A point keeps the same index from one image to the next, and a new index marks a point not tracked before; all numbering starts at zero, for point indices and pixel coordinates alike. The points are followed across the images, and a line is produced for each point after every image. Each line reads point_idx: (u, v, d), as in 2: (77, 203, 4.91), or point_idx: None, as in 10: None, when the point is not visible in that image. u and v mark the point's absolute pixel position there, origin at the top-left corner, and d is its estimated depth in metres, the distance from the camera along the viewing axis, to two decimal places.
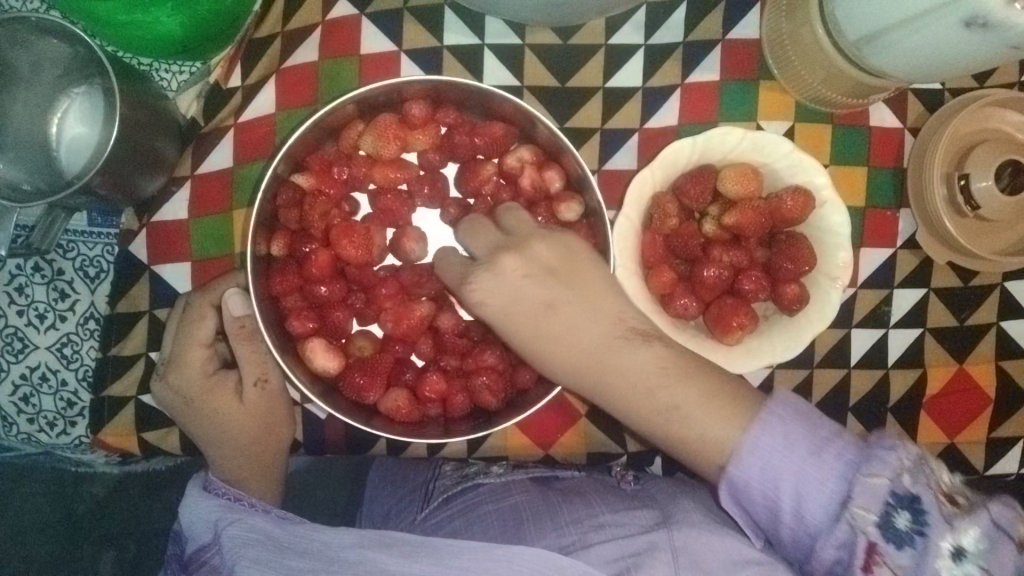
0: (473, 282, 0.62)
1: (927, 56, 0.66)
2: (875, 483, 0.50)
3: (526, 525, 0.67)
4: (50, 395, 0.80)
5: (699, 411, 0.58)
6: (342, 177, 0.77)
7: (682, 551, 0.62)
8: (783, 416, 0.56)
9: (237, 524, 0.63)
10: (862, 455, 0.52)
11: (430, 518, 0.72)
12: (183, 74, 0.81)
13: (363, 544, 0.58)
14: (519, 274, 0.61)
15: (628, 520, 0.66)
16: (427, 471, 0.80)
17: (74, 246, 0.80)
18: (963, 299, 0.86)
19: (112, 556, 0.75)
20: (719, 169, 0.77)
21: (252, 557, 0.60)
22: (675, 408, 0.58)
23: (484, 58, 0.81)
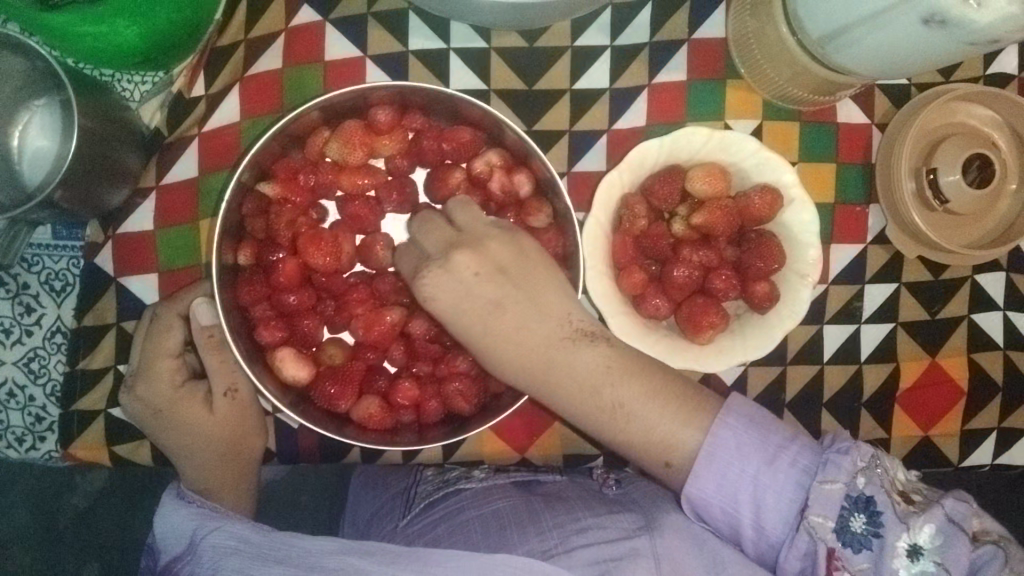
0: (424, 276, 0.62)
1: (889, 54, 0.66)
2: (833, 490, 0.59)
3: (508, 531, 0.66)
4: (18, 411, 0.79)
5: (652, 413, 0.60)
6: (309, 185, 0.76)
7: (664, 559, 0.62)
8: (738, 429, 0.60)
9: (218, 533, 0.64)
10: (817, 465, 0.60)
11: (413, 525, 0.72)
12: (144, 84, 0.79)
13: (343, 551, 0.59)
14: (470, 267, 0.61)
15: (610, 524, 0.65)
16: (409, 477, 0.80)
17: (39, 260, 0.79)
18: (933, 292, 0.86)
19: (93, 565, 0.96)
20: (687, 170, 0.77)
21: (233, 566, 0.61)
22: (622, 404, 0.60)
23: (450, 62, 0.80)
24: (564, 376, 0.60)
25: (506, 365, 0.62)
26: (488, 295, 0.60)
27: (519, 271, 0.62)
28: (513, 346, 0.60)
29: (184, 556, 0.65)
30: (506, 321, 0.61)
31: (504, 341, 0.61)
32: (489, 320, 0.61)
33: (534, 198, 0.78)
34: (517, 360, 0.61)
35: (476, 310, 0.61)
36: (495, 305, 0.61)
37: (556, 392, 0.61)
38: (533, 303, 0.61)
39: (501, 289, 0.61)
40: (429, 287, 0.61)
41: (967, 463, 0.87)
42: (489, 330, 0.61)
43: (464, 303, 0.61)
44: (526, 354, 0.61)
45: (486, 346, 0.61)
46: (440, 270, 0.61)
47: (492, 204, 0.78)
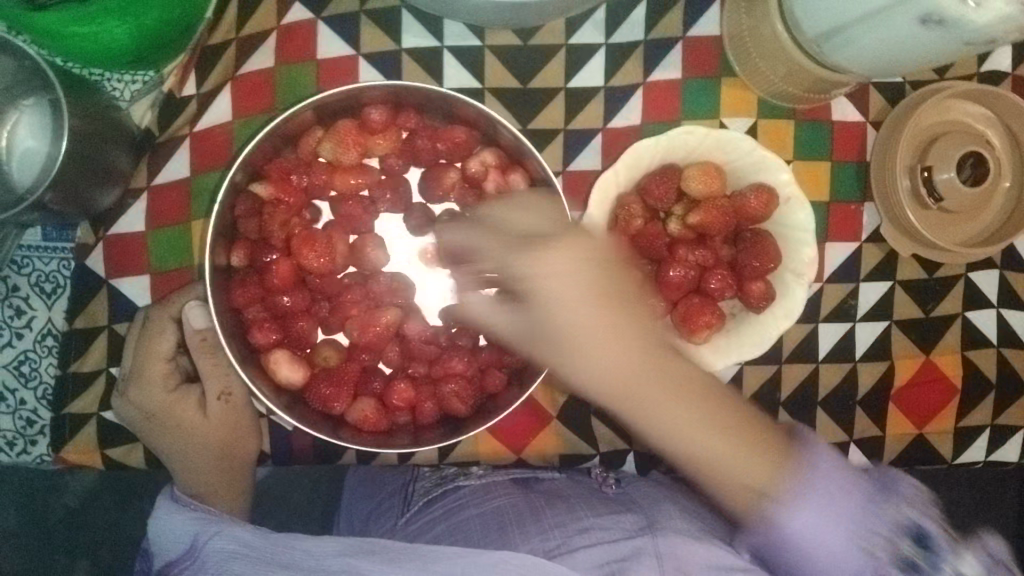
0: (542, 253, 0.60)
1: (886, 53, 0.66)
2: (904, 510, 0.60)
3: (509, 529, 0.67)
4: (8, 415, 0.78)
5: (727, 445, 0.62)
6: (302, 185, 0.76)
7: (668, 557, 0.63)
8: (825, 476, 0.62)
9: (220, 537, 0.64)
10: (882, 494, 0.62)
11: (413, 523, 0.73)
12: (135, 83, 0.77)
13: (348, 554, 0.60)
14: (567, 262, 0.61)
15: (612, 525, 0.67)
16: (404, 474, 0.81)
17: (29, 261, 0.78)
18: (928, 290, 0.86)
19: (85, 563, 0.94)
20: (683, 169, 0.77)
21: (236, 569, 0.61)
22: (716, 427, 0.62)
23: (444, 60, 0.80)
24: (715, 394, 0.63)
25: (585, 374, 0.63)
26: (581, 285, 0.61)
27: (610, 279, 0.64)
28: (596, 352, 0.62)
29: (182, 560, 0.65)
30: (591, 324, 0.62)
31: (578, 335, 0.61)
32: (614, 321, 0.62)
33: None
34: (620, 372, 0.62)
35: (577, 300, 0.61)
36: (598, 295, 0.62)
37: (633, 404, 0.62)
38: (615, 308, 0.63)
39: (595, 299, 0.62)
40: (540, 280, 0.61)
41: (961, 460, 0.87)
42: (575, 330, 0.62)
43: (569, 289, 0.61)
44: (650, 359, 0.63)
45: (570, 352, 0.62)
46: (541, 257, 0.61)
47: (488, 204, 0.78)
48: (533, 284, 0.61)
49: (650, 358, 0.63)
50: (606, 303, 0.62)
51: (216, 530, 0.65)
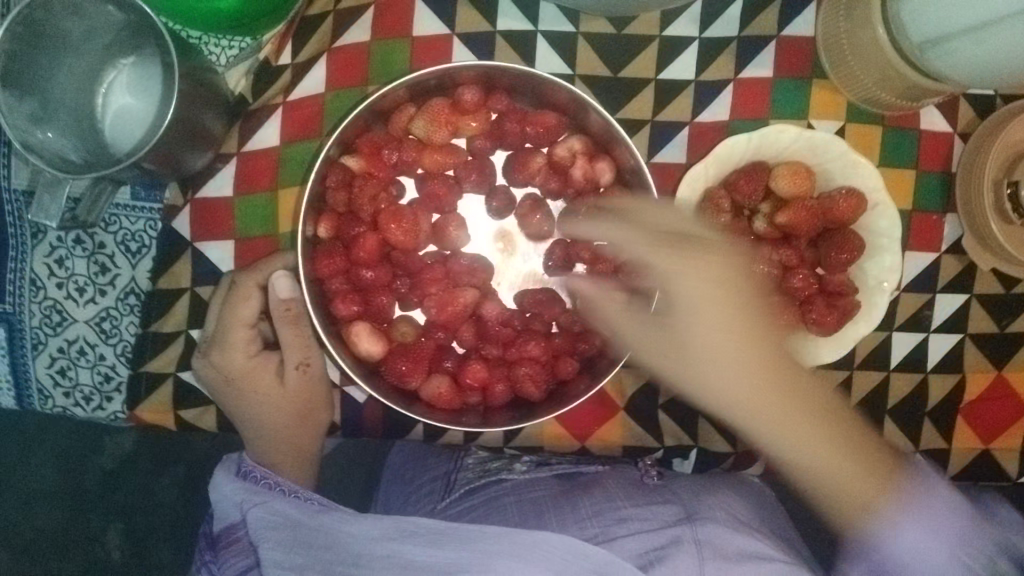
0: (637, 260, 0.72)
1: (993, 63, 0.65)
2: (984, 540, 0.70)
3: (546, 516, 0.68)
4: (88, 369, 0.79)
5: (815, 438, 0.66)
6: (392, 161, 0.76)
7: (706, 545, 0.65)
8: (936, 504, 0.70)
9: (262, 507, 0.65)
10: (960, 508, 0.70)
11: (451, 508, 0.73)
12: (232, 49, 0.77)
13: (387, 537, 0.59)
14: (706, 287, 0.67)
15: (648, 515, 0.68)
16: (450, 458, 0.80)
17: (116, 219, 0.79)
18: (1005, 306, 0.86)
19: (119, 528, 0.91)
20: (772, 167, 0.77)
21: (275, 539, 0.62)
22: (824, 444, 0.66)
23: (537, 44, 0.80)
24: (825, 414, 0.67)
25: (702, 385, 0.67)
26: (694, 298, 0.67)
27: (742, 299, 0.69)
28: (722, 381, 0.66)
29: (240, 527, 0.68)
30: (732, 353, 0.66)
31: (740, 379, 0.66)
32: (754, 353, 0.66)
33: (615, 187, 0.78)
34: (750, 385, 0.66)
35: (709, 325, 0.66)
36: (699, 304, 0.67)
37: (772, 439, 0.66)
38: (743, 330, 0.66)
39: (726, 295, 0.67)
40: (685, 314, 0.67)
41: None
42: (698, 351, 0.66)
43: (708, 317, 0.66)
44: (766, 386, 0.66)
45: (696, 362, 0.66)
46: (683, 262, 0.68)
47: (572, 190, 0.78)
48: (681, 313, 0.67)
49: (756, 392, 0.65)
50: (725, 298, 0.67)
51: (261, 501, 0.66)
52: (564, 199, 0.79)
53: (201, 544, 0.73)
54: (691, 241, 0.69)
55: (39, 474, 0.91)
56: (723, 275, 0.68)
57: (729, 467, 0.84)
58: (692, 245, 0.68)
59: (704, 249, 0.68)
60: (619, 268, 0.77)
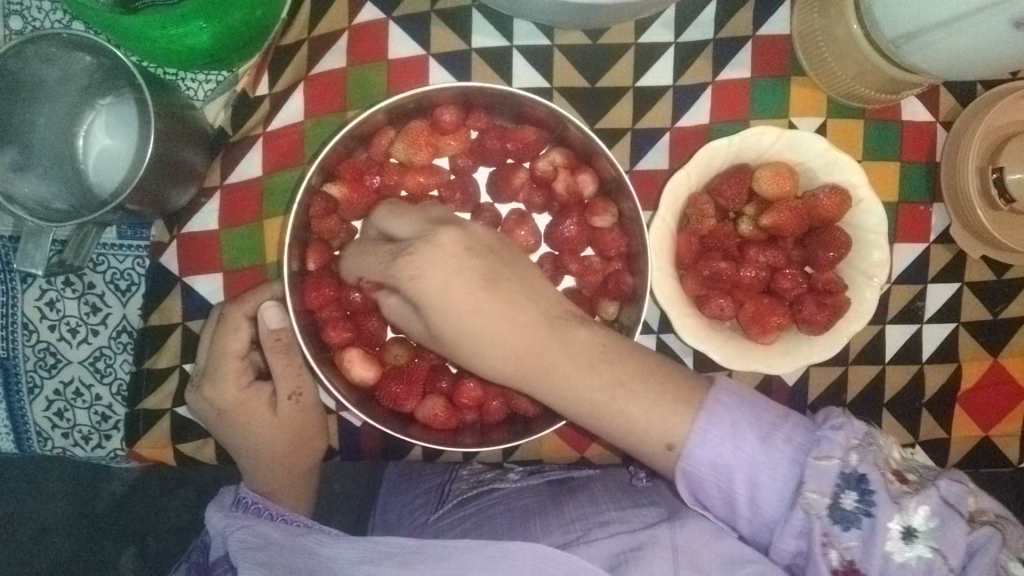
0: (410, 253, 0.57)
1: (966, 56, 0.65)
2: (826, 466, 0.57)
3: (531, 523, 0.68)
4: (84, 409, 0.80)
5: (650, 407, 0.60)
6: (374, 186, 0.77)
7: (683, 551, 0.61)
8: (727, 405, 0.60)
9: (245, 530, 0.66)
10: (812, 441, 0.59)
11: (444, 520, 0.74)
12: (209, 83, 0.79)
13: (364, 560, 0.60)
14: (456, 270, 0.57)
15: (631, 517, 0.66)
16: (444, 473, 0.81)
17: (105, 259, 0.80)
18: (996, 292, 0.86)
19: (131, 552, 0.94)
20: (755, 169, 0.77)
21: (257, 560, 0.63)
22: (619, 394, 0.60)
23: (513, 60, 0.80)
24: (627, 373, 0.60)
25: (487, 366, 0.61)
26: (475, 274, 0.58)
27: (503, 280, 0.59)
28: (479, 353, 0.60)
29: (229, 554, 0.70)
30: (483, 322, 0.58)
31: (484, 339, 0.59)
32: (516, 333, 0.59)
33: (598, 198, 0.77)
34: (507, 355, 0.60)
35: (455, 310, 0.58)
36: (488, 280, 0.58)
37: (593, 404, 0.60)
38: (485, 281, 0.58)
39: (478, 289, 0.58)
40: (422, 297, 0.57)
41: None
42: (448, 332, 0.59)
43: (455, 300, 0.57)
44: (526, 353, 0.60)
45: (461, 347, 0.60)
46: (411, 259, 0.57)
47: (557, 204, 0.78)
48: (424, 299, 0.57)
49: (519, 355, 0.60)
50: (491, 292, 0.59)
51: (245, 523, 0.67)
52: (549, 212, 0.80)
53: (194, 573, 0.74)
54: (427, 240, 0.58)
55: (51, 503, 0.95)
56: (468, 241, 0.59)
57: None
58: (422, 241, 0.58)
59: (441, 247, 0.57)
60: (607, 279, 0.78)
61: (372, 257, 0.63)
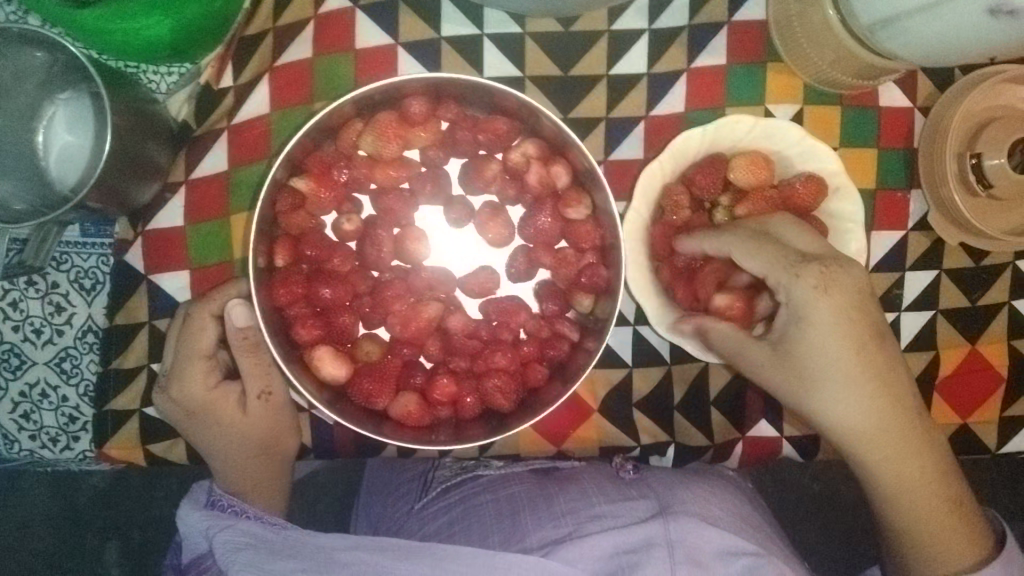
0: (787, 294, 0.63)
1: (942, 42, 0.64)
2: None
3: (521, 515, 0.68)
4: (51, 411, 0.79)
5: (916, 487, 0.67)
6: (342, 179, 0.75)
7: (677, 545, 0.64)
8: None
9: (227, 530, 0.65)
10: None
11: (429, 508, 0.74)
12: (171, 75, 0.77)
13: (356, 547, 0.61)
14: (837, 321, 0.62)
15: (623, 512, 0.68)
16: (426, 462, 0.81)
17: (68, 258, 0.78)
18: (974, 278, 0.85)
19: (116, 545, 0.95)
20: (730, 158, 0.75)
21: (243, 560, 0.62)
22: (918, 483, 0.67)
23: (484, 48, 0.78)
24: (943, 484, 0.67)
25: (831, 421, 0.64)
26: (846, 343, 0.62)
27: (884, 354, 0.64)
28: (844, 405, 0.63)
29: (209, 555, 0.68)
30: (851, 378, 0.63)
31: (849, 408, 0.63)
32: (888, 401, 0.64)
33: (572, 189, 0.76)
34: (870, 421, 0.64)
35: (836, 366, 0.62)
36: (868, 340, 0.63)
37: (896, 482, 0.67)
38: (873, 353, 0.63)
39: (869, 344, 0.63)
40: (804, 333, 0.62)
41: (1006, 448, 0.87)
42: (818, 373, 0.63)
43: (835, 356, 0.62)
44: (878, 434, 0.64)
45: (808, 387, 0.63)
46: (821, 296, 0.62)
47: (529, 196, 0.77)
48: (805, 331, 0.62)
49: (883, 422, 0.64)
50: (858, 357, 0.63)
51: (227, 524, 0.66)
52: (523, 203, 0.78)
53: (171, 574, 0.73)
54: (817, 292, 0.62)
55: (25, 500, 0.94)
56: (847, 297, 0.62)
57: (710, 459, 0.84)
58: (828, 262, 0.63)
59: (852, 274, 0.63)
60: (581, 271, 0.76)
61: (740, 242, 0.67)
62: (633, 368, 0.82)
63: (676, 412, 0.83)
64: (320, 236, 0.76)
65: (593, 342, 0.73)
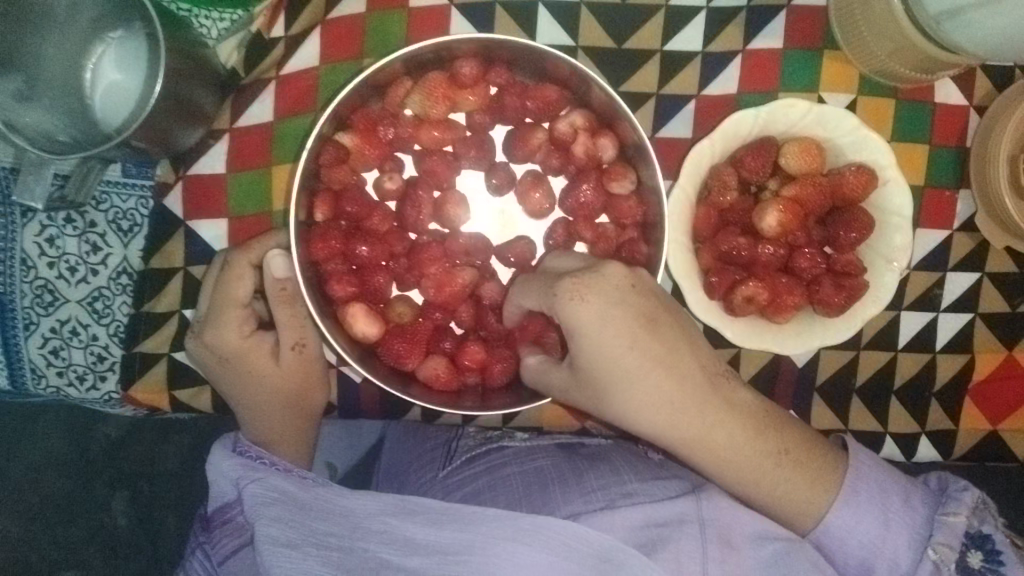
0: (567, 305, 0.57)
1: (1012, 34, 0.62)
2: (954, 523, 0.67)
3: (552, 489, 0.66)
4: (80, 349, 0.79)
5: (787, 471, 0.65)
6: (387, 138, 0.75)
7: (709, 523, 0.63)
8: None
9: (259, 483, 0.66)
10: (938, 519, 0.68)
11: (453, 476, 0.73)
12: (224, 21, 0.76)
13: (387, 512, 0.60)
14: (631, 327, 0.58)
15: (655, 490, 0.65)
16: (449, 431, 0.81)
17: (107, 198, 0.78)
18: (1016, 284, 0.84)
19: (125, 495, 0.92)
20: (781, 144, 0.74)
21: (272, 516, 0.63)
22: (781, 462, 0.64)
23: (539, 15, 0.77)
24: (773, 438, 0.64)
25: (630, 412, 0.60)
26: (633, 345, 0.58)
27: (658, 337, 0.59)
28: (637, 392, 0.59)
29: (237, 504, 0.70)
30: (638, 365, 0.59)
31: (677, 420, 0.60)
32: (672, 379, 0.60)
33: (618, 163, 0.75)
34: (663, 402, 0.60)
35: (625, 351, 0.58)
36: (644, 337, 0.58)
37: (753, 476, 0.64)
38: (655, 357, 0.59)
39: (643, 333, 0.58)
40: (602, 327, 0.57)
41: None
42: (607, 366, 0.59)
43: (614, 348, 0.58)
44: (701, 425, 0.61)
45: (608, 382, 0.59)
46: (608, 299, 0.57)
47: (573, 166, 0.76)
48: (585, 331, 0.57)
49: (705, 420, 0.61)
50: (655, 356, 0.59)
51: (258, 477, 0.66)
52: (566, 175, 0.77)
53: (196, 526, 0.75)
54: (576, 299, 0.57)
55: (42, 442, 0.93)
56: (623, 299, 0.58)
57: None
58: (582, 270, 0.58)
59: (606, 279, 0.58)
60: (620, 247, 0.75)
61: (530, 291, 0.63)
62: None
63: None
64: (360, 194, 0.75)
65: None
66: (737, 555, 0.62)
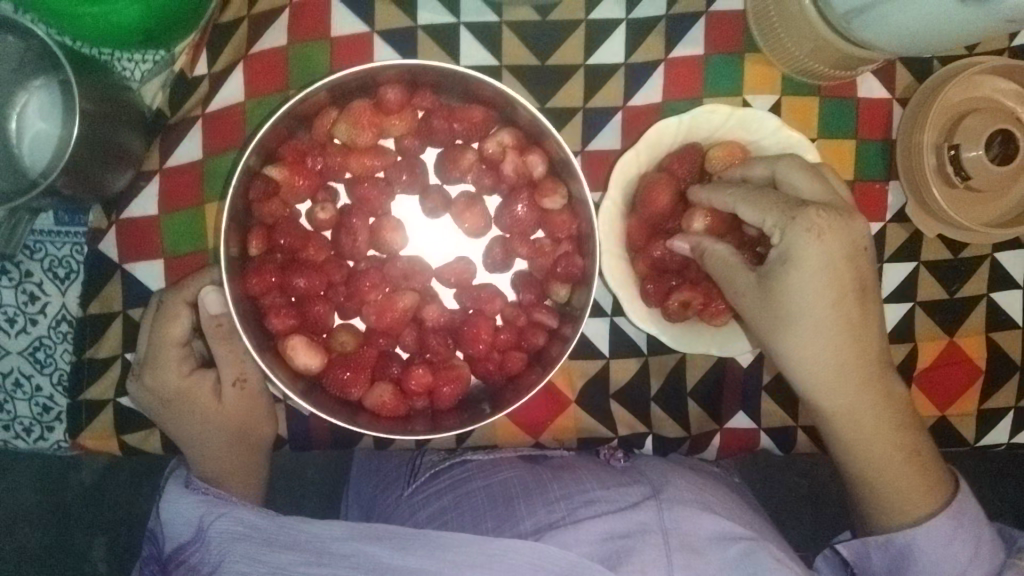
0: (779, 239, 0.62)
1: (918, 31, 0.63)
2: None
3: (514, 502, 0.67)
4: (25, 402, 0.80)
5: (892, 448, 0.67)
6: (316, 168, 0.75)
7: (672, 532, 0.63)
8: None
9: (225, 519, 0.64)
10: None
11: (417, 495, 0.73)
12: (146, 63, 0.77)
13: (355, 537, 0.61)
14: (831, 265, 0.61)
15: (616, 496, 0.67)
16: (409, 452, 0.81)
17: (42, 247, 0.79)
18: (952, 271, 0.85)
19: (102, 542, 0.93)
20: (707, 148, 0.75)
21: (240, 552, 0.61)
22: (887, 435, 0.67)
23: (460, 38, 0.78)
24: (892, 409, 0.67)
25: (805, 357, 0.64)
26: (833, 293, 0.62)
27: (862, 296, 0.63)
28: (815, 346, 0.63)
29: (191, 545, 0.66)
30: (831, 312, 0.62)
31: (831, 364, 0.64)
32: (861, 345, 0.64)
33: (548, 178, 0.76)
34: (840, 359, 0.64)
35: (809, 302, 0.62)
36: (846, 292, 0.62)
37: (862, 444, 0.67)
38: (856, 303, 0.63)
39: (858, 288, 0.63)
40: (790, 274, 0.62)
41: (984, 442, 0.87)
42: (797, 315, 0.62)
43: (817, 303, 0.62)
44: (854, 372, 0.64)
45: (792, 320, 0.62)
46: (814, 241, 0.61)
47: (505, 186, 0.77)
48: (790, 270, 0.61)
49: (859, 365, 0.64)
50: (857, 306, 0.63)
51: (220, 514, 0.65)
52: (499, 193, 0.78)
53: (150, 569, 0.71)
54: (812, 237, 0.61)
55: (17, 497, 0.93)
56: (852, 252, 0.62)
57: (687, 451, 0.85)
58: (827, 208, 0.62)
59: (847, 224, 0.62)
60: (557, 261, 0.76)
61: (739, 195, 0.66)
62: (611, 360, 0.83)
63: (654, 403, 0.84)
64: (295, 225, 0.76)
65: (569, 328, 0.71)
66: (703, 558, 0.62)
